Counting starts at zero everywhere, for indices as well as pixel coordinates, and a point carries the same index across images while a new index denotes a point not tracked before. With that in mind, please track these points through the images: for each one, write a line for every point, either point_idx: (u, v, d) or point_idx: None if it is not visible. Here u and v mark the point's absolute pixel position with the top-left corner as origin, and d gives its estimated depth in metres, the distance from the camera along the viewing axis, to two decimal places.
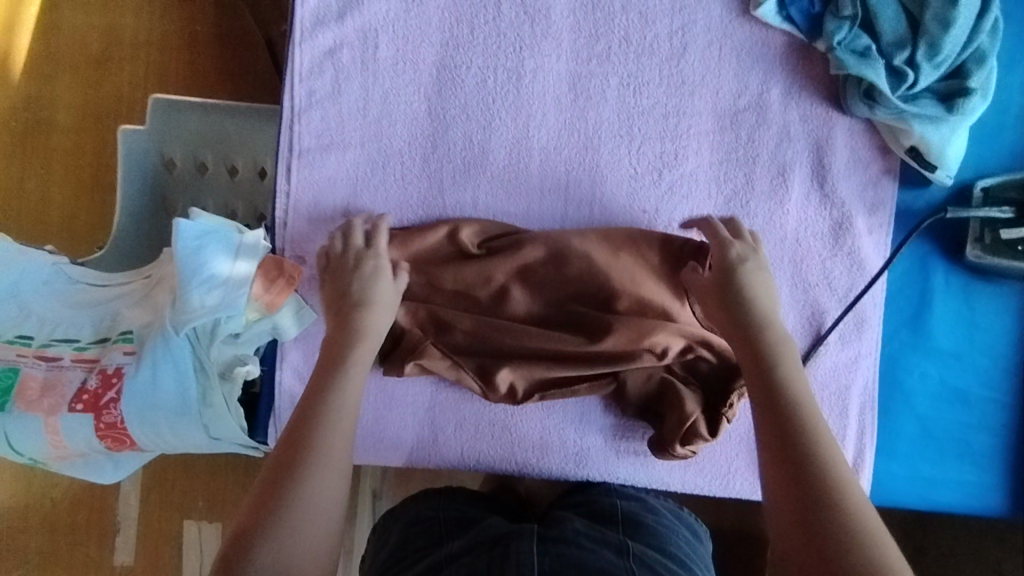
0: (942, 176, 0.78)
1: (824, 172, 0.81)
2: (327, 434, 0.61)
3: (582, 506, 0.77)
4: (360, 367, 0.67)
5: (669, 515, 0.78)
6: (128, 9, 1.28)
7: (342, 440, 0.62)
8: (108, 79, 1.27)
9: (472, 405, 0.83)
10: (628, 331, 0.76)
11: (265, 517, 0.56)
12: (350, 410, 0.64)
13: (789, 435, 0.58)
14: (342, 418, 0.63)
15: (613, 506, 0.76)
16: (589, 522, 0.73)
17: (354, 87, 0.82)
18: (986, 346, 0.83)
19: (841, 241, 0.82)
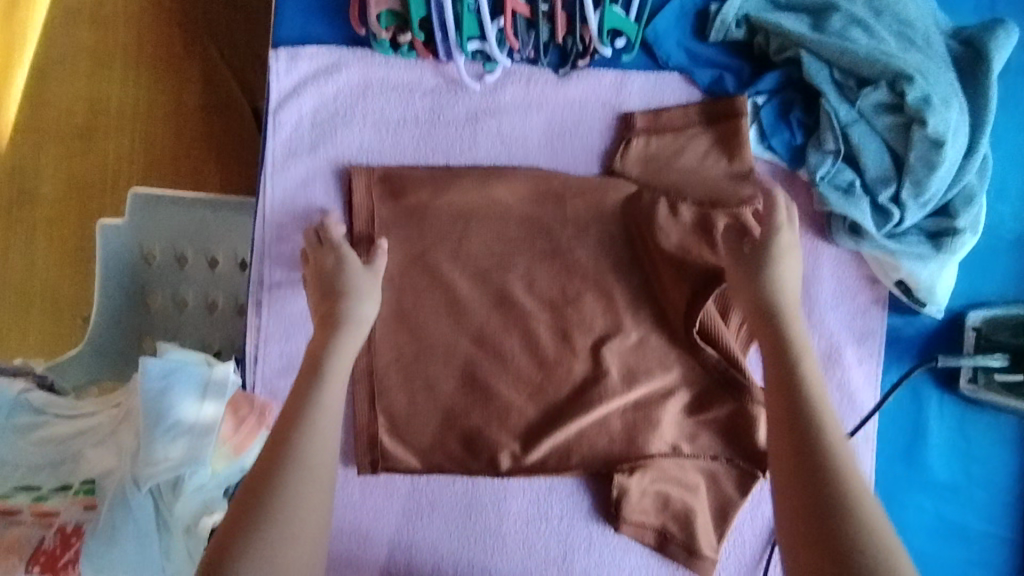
0: (933, 311, 0.77)
1: (812, 302, 0.79)
2: (290, 474, 0.56)
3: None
4: (339, 383, 0.63)
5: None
6: (116, 79, 1.22)
7: (329, 456, 0.59)
8: (81, 173, 1.23)
9: (453, 544, 0.80)
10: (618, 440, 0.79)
11: (240, 542, 0.53)
12: (322, 463, 0.59)
13: (807, 457, 0.54)
14: (318, 446, 0.59)
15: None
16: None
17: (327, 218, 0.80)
18: (984, 478, 0.80)
19: (832, 373, 0.79)
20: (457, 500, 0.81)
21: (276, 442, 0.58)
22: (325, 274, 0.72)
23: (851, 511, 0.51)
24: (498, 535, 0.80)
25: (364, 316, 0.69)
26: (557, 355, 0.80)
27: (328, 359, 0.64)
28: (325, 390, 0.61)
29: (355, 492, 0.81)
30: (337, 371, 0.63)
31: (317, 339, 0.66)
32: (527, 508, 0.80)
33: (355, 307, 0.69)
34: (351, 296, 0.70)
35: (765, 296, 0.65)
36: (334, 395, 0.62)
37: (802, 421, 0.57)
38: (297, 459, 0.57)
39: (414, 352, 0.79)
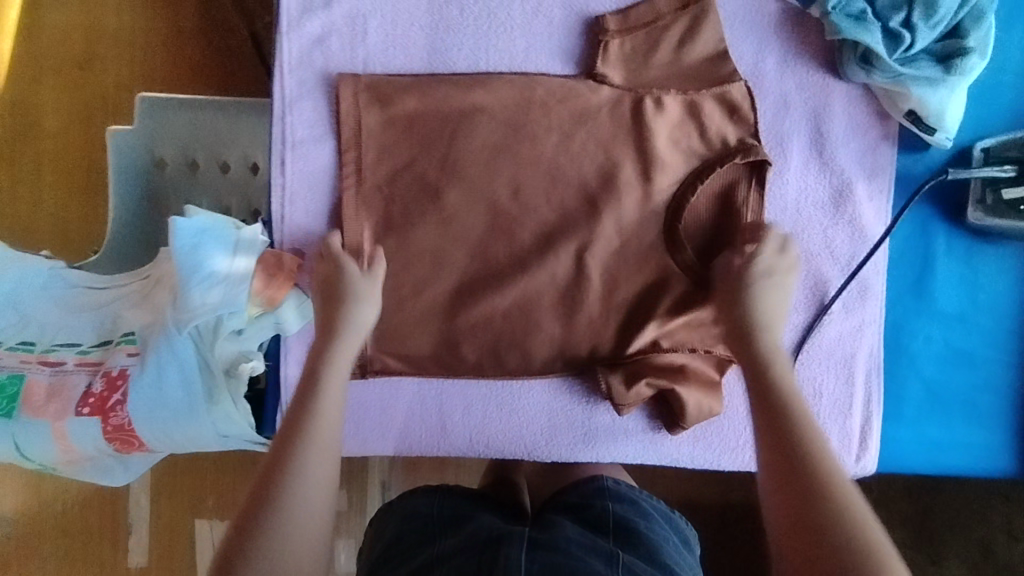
0: (942, 139, 0.78)
1: (823, 140, 0.81)
2: (314, 420, 0.60)
3: (574, 511, 0.74)
4: (338, 391, 0.64)
5: (661, 521, 0.76)
6: (110, 8, 1.25)
7: (326, 478, 0.58)
8: (90, 81, 1.24)
9: (482, 389, 0.83)
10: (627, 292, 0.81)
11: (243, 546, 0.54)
12: (331, 457, 0.59)
13: (777, 414, 0.57)
14: (312, 480, 0.57)
15: (605, 512, 0.73)
16: (581, 528, 0.70)
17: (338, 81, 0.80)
18: (990, 307, 0.82)
19: (842, 209, 0.81)
20: None
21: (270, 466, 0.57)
22: (327, 285, 0.72)
23: (812, 460, 0.54)
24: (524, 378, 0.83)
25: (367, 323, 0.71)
26: (577, 207, 0.81)
27: (318, 401, 0.62)
28: (318, 418, 0.60)
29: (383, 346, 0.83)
30: (329, 398, 0.63)
31: (316, 347, 0.68)
32: None
33: (360, 315, 0.70)
34: (363, 301, 0.71)
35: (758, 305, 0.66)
36: (329, 436, 0.60)
37: (800, 478, 0.53)
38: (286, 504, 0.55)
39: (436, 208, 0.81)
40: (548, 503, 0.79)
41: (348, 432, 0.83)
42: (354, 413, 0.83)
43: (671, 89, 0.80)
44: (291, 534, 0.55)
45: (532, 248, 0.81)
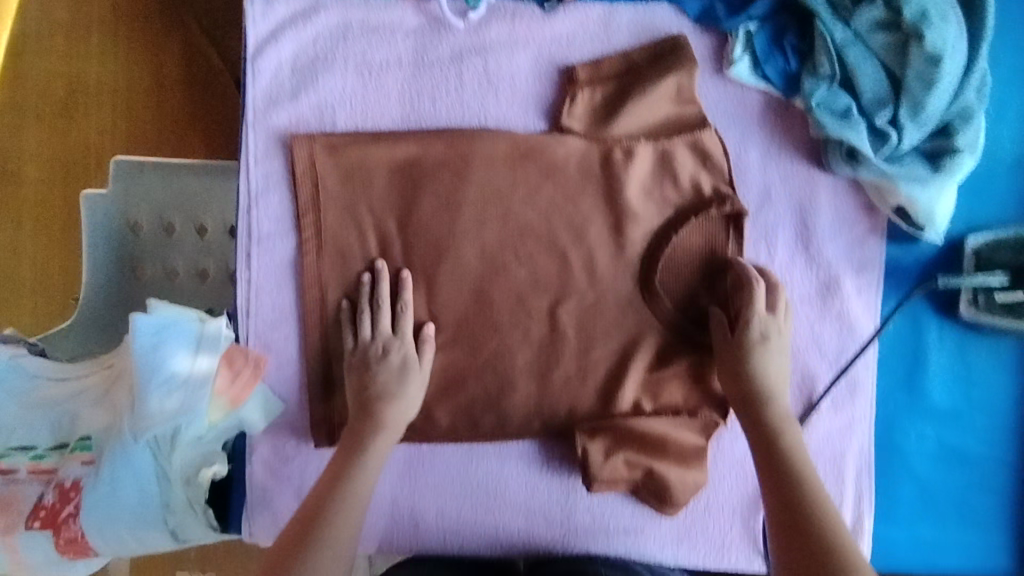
0: (932, 235, 0.75)
1: (809, 233, 0.78)
2: (348, 494, 0.66)
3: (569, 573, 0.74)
4: (392, 434, 0.72)
5: None
6: (93, 58, 1.10)
7: (354, 525, 0.65)
8: (46, 143, 1.10)
9: (458, 488, 0.80)
10: (602, 388, 0.80)
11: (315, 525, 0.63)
12: (379, 459, 0.70)
13: (811, 546, 0.60)
14: (357, 506, 0.66)
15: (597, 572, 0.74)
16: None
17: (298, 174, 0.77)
18: (984, 403, 0.80)
19: (829, 303, 0.79)
20: (457, 448, 0.80)
21: (311, 511, 0.65)
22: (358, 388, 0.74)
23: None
24: (500, 478, 0.80)
25: (409, 412, 0.74)
26: (551, 302, 0.79)
27: (375, 437, 0.70)
28: (362, 467, 0.68)
29: None
30: (386, 429, 0.71)
31: (346, 442, 0.70)
32: (529, 448, 0.81)
33: (399, 409, 0.73)
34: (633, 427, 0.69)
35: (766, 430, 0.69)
36: (368, 475, 0.68)
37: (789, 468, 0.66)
38: (331, 528, 0.63)
39: (421, 300, 0.79)
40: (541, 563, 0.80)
41: None
42: None
43: (646, 183, 0.78)
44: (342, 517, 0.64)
45: (508, 345, 0.79)
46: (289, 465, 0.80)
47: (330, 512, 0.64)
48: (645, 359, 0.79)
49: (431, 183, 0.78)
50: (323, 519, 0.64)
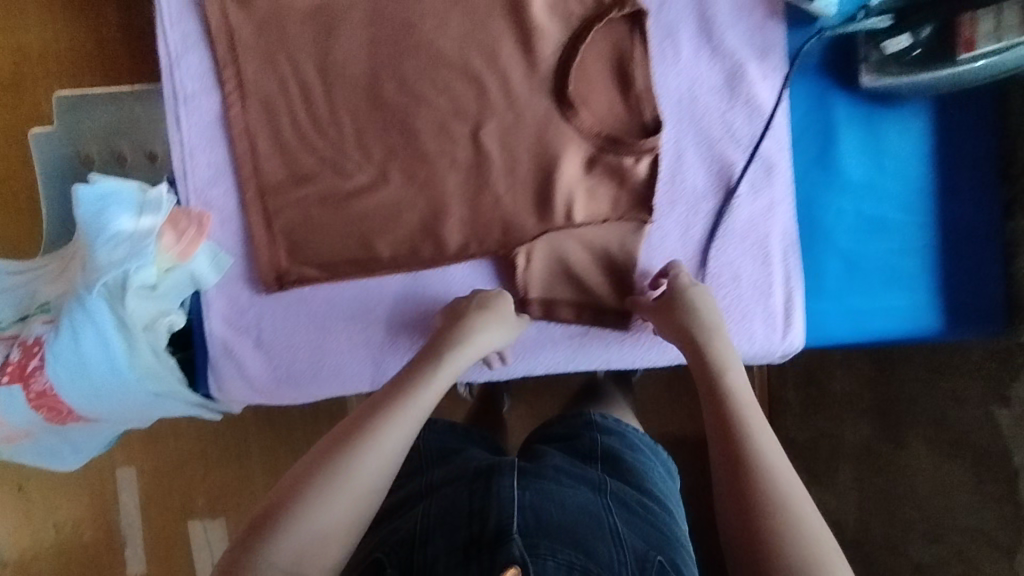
0: (822, 7, 0.78)
1: (710, 25, 0.81)
2: (366, 437, 0.56)
3: (563, 441, 0.80)
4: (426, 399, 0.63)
5: (647, 452, 0.82)
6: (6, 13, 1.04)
7: (358, 500, 0.53)
8: None
9: (408, 317, 0.84)
10: (535, 203, 0.82)
11: (287, 508, 0.51)
12: (403, 432, 0.59)
13: (735, 431, 0.59)
14: (343, 491, 0.53)
15: (594, 442, 0.78)
16: (570, 457, 0.75)
17: (211, 29, 0.80)
18: (897, 172, 0.84)
19: (737, 91, 0.82)
20: (400, 280, 0.83)
21: (299, 478, 0.54)
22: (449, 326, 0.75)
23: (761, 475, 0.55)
24: (446, 303, 0.83)
25: (494, 343, 0.76)
26: (474, 126, 0.82)
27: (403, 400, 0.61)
28: (391, 425, 0.58)
29: (302, 288, 0.83)
30: (415, 401, 0.62)
31: (382, 392, 0.63)
32: (469, 270, 0.84)
33: (499, 335, 0.76)
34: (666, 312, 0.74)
35: (682, 324, 0.72)
36: (393, 434, 0.58)
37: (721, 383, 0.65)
38: (306, 514, 0.51)
39: (350, 138, 0.81)
40: (539, 437, 0.85)
41: (283, 376, 0.84)
42: (284, 358, 0.84)
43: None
44: (321, 506, 0.51)
45: (440, 173, 0.82)
46: (245, 315, 0.83)
47: (313, 481, 0.53)
48: (571, 169, 0.82)
49: (342, 23, 0.80)
50: (291, 507, 0.51)
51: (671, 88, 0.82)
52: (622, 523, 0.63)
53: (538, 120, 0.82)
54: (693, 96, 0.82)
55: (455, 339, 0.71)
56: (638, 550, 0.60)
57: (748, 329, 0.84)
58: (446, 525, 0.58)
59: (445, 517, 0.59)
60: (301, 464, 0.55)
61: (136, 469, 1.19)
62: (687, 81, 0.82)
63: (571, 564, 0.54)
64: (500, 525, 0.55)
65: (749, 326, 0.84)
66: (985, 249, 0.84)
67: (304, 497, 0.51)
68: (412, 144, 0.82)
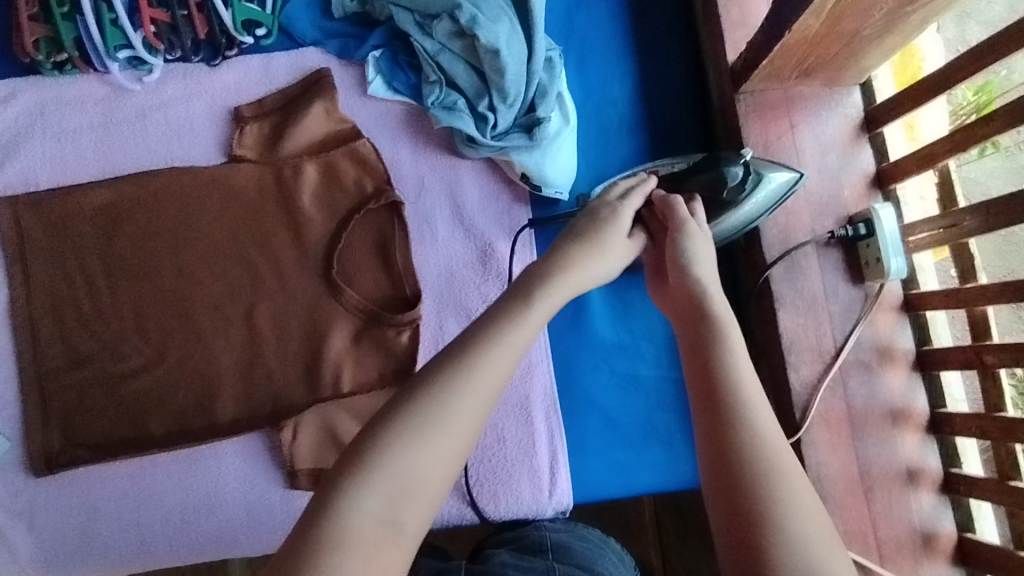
0: (552, 193, 0.89)
1: (461, 210, 0.91)
2: (416, 434, 0.49)
3: (513, 541, 0.82)
4: (495, 371, 0.53)
5: (598, 542, 0.83)
6: None
7: (422, 515, 0.48)
8: None
9: (180, 492, 0.86)
10: (304, 374, 0.87)
11: (334, 516, 0.46)
12: (475, 409, 0.51)
13: (713, 403, 0.53)
14: (383, 494, 0.47)
15: (542, 538, 0.81)
16: (519, 553, 0.78)
17: (3, 232, 0.88)
18: (645, 333, 0.91)
19: (489, 266, 0.90)
20: (175, 457, 0.86)
21: (336, 472, 0.49)
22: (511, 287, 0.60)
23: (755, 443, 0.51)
24: (218, 477, 0.86)
25: (602, 275, 0.64)
26: (249, 304, 0.89)
27: (459, 384, 0.51)
28: (449, 414, 0.50)
29: (76, 470, 0.85)
30: (477, 364, 0.52)
31: (440, 362, 0.53)
32: (243, 444, 0.87)
33: (599, 267, 0.64)
34: (593, 253, 0.64)
35: (689, 278, 0.62)
36: (455, 429, 0.50)
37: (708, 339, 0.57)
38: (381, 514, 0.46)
39: (129, 322, 0.87)
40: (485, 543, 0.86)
41: (50, 562, 0.84)
42: (52, 542, 0.84)
43: (316, 190, 0.91)
44: (382, 509, 0.46)
45: (215, 350, 0.88)
46: (18, 500, 0.85)
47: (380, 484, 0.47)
48: (339, 341, 0.88)
49: (126, 220, 0.89)
50: (355, 500, 0.46)
51: (430, 265, 0.91)
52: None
53: (308, 298, 0.89)
54: (451, 271, 0.91)
55: (545, 268, 0.62)
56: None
57: (515, 489, 0.86)
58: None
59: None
60: (344, 458, 0.49)
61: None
62: (446, 258, 0.91)
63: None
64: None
65: (515, 486, 0.86)
66: None
67: (322, 523, 0.45)
68: (187, 324, 0.88)
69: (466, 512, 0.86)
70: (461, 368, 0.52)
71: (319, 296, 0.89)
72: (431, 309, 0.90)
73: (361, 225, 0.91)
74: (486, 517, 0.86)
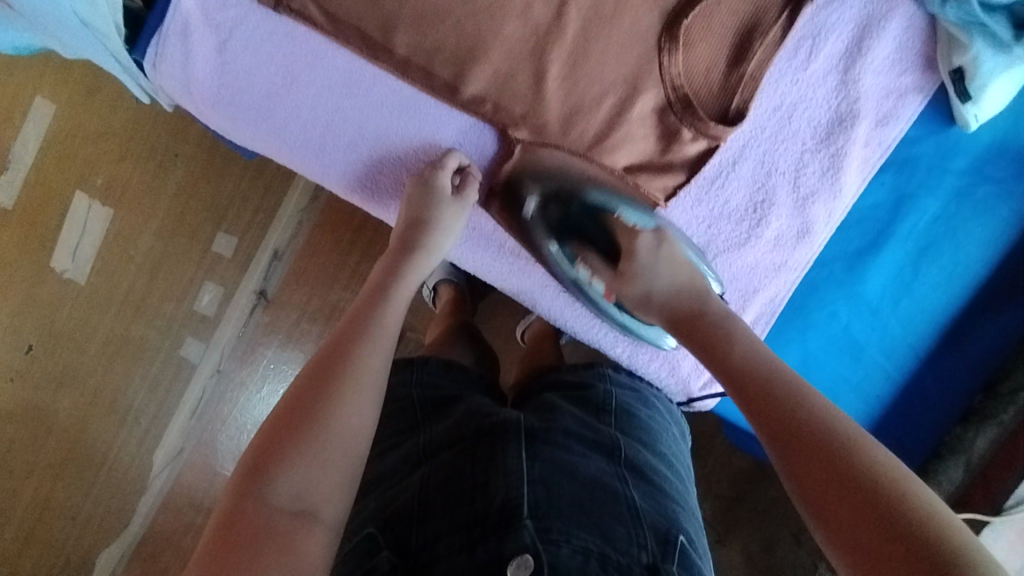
0: (967, 115, 0.69)
1: (857, 55, 0.70)
2: (345, 382, 0.54)
3: (575, 393, 0.72)
4: (398, 316, 0.63)
5: (662, 413, 0.76)
6: None
7: (362, 425, 0.53)
8: None
9: (381, 127, 0.74)
10: (567, 109, 0.72)
11: (296, 440, 0.50)
12: (382, 354, 0.58)
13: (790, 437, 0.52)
14: (350, 405, 0.53)
15: (607, 396, 0.72)
16: (582, 413, 0.67)
17: None
18: (907, 316, 0.76)
19: (833, 138, 0.72)
20: (400, 91, 0.73)
21: (294, 412, 0.52)
22: (418, 203, 0.70)
23: (833, 423, 0.51)
24: (426, 140, 0.74)
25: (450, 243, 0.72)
26: None
27: (364, 347, 0.58)
28: (369, 350, 0.57)
29: (298, 27, 0.71)
30: (398, 300, 0.64)
31: (346, 323, 0.60)
32: (469, 128, 0.74)
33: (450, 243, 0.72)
34: (457, 208, 0.71)
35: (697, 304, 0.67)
36: (374, 378, 0.56)
37: (753, 374, 0.58)
38: (316, 451, 0.50)
39: None
40: (540, 383, 0.76)
41: (220, 99, 0.72)
42: (233, 84, 0.71)
43: None
44: (329, 447, 0.50)
45: (501, 10, 0.69)
46: (224, 12, 0.70)
47: (310, 426, 0.51)
48: (627, 101, 0.72)
49: None
50: (314, 427, 0.51)
51: (777, 92, 0.71)
52: (639, 496, 0.59)
53: (634, 30, 0.70)
54: (791, 115, 0.72)
55: (443, 233, 0.70)
56: (659, 530, 0.57)
57: (674, 360, 0.79)
58: (446, 506, 0.55)
59: (453, 490, 0.56)
60: (270, 432, 0.51)
61: (61, 112, 1.09)
62: (799, 96, 0.72)
63: (588, 551, 0.51)
64: (506, 502, 0.53)
65: (678, 357, 0.79)
66: (926, 445, 0.77)
67: (302, 438, 0.50)
68: None
69: (619, 345, 0.80)
70: (394, 296, 0.64)
71: (645, 37, 0.70)
72: (740, 138, 0.73)
73: None
74: (630, 360, 0.80)
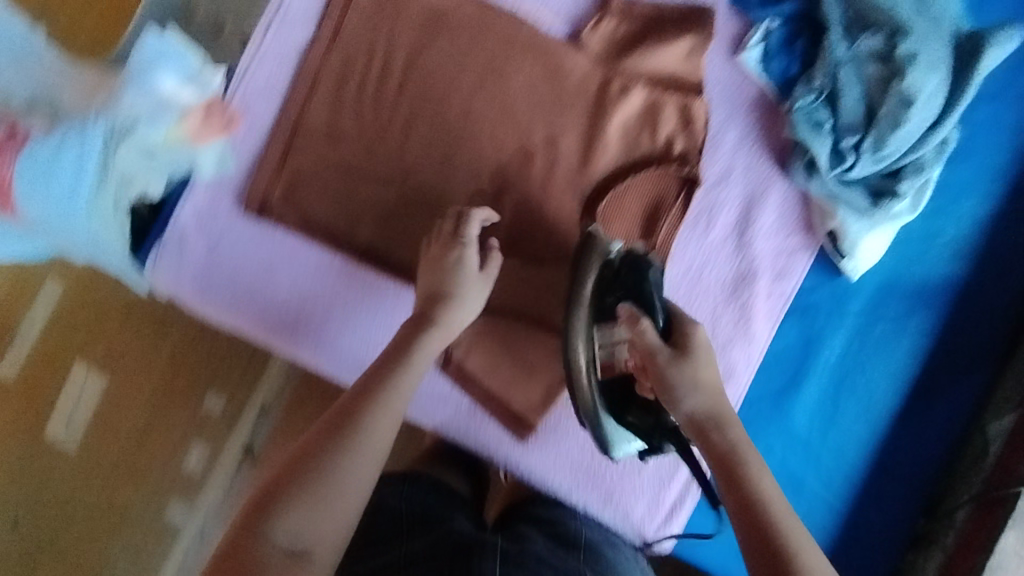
0: (848, 268, 0.82)
1: (747, 224, 0.83)
2: (351, 443, 0.57)
3: (546, 524, 0.74)
4: (415, 378, 0.65)
5: (628, 551, 0.77)
6: None
7: (349, 514, 0.55)
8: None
9: (348, 307, 0.84)
10: (507, 283, 0.83)
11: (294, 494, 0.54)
12: (385, 434, 0.60)
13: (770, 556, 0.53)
14: (338, 497, 0.55)
15: (577, 533, 0.74)
16: (554, 543, 0.70)
17: None
18: (837, 446, 0.82)
19: (738, 293, 0.83)
20: (363, 278, 0.84)
21: (307, 456, 0.56)
22: (436, 276, 0.71)
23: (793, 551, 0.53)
24: (387, 318, 0.84)
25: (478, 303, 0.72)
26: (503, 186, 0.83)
27: (373, 411, 0.60)
28: (375, 420, 0.60)
29: (277, 230, 0.84)
30: (417, 361, 0.66)
31: (368, 376, 0.64)
32: None
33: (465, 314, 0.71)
34: (480, 282, 0.72)
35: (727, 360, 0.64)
36: (374, 452, 0.58)
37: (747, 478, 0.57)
38: (298, 532, 0.52)
39: (392, 135, 0.84)
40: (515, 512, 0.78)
41: (205, 293, 0.83)
42: (217, 280, 0.83)
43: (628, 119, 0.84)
44: (320, 526, 0.53)
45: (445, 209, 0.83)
46: (216, 222, 0.83)
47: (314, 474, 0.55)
48: (559, 274, 0.83)
49: (445, 38, 0.84)
50: (311, 488, 0.54)
51: (684, 257, 0.83)
52: None
53: (558, 217, 0.83)
54: (700, 275, 0.83)
55: (461, 293, 0.71)
56: None
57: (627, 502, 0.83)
58: None
59: None
60: (285, 466, 0.56)
61: None
62: (704, 259, 0.83)
63: None
64: None
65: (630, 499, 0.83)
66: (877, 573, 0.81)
67: (301, 491, 0.54)
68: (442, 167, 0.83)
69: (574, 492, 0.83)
70: (413, 356, 0.66)
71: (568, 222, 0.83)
72: None
73: (651, 181, 0.83)
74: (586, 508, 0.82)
